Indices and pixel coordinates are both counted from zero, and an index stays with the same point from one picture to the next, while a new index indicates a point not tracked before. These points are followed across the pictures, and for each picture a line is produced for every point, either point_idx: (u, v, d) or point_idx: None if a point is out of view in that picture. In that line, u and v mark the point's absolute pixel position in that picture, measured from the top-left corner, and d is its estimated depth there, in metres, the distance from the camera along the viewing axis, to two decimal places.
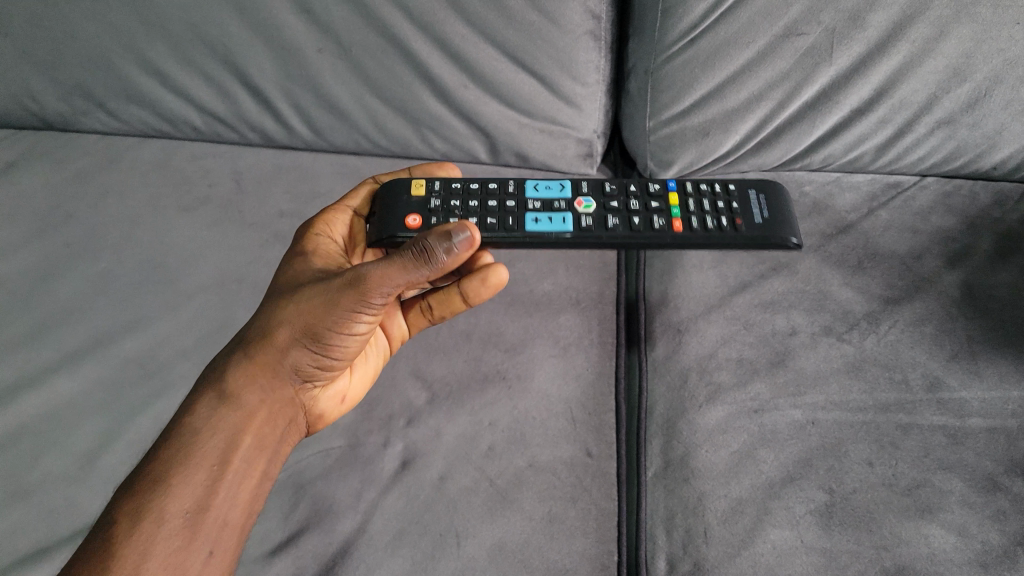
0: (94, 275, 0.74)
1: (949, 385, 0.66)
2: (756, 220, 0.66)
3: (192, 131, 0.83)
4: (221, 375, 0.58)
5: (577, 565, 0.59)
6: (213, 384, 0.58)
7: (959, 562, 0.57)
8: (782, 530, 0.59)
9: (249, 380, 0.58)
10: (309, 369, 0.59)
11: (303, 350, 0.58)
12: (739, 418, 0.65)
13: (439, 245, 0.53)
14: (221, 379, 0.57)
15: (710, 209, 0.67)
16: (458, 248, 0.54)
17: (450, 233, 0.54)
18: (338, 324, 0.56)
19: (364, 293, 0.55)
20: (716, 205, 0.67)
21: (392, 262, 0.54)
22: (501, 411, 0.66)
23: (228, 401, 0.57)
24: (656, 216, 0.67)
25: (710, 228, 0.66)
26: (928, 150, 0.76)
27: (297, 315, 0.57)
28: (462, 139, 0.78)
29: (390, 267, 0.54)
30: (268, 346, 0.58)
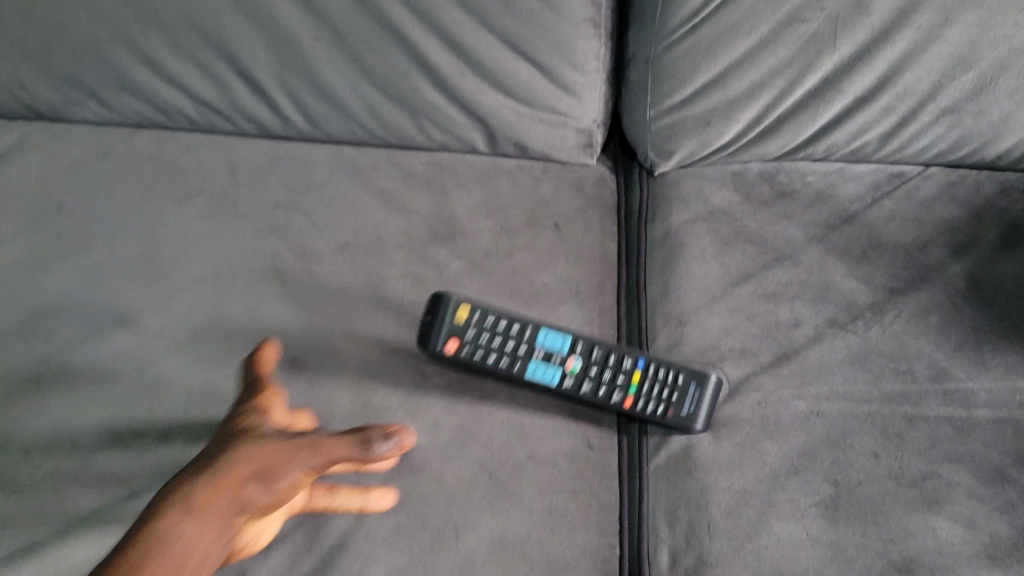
0: (86, 266, 0.73)
1: (955, 376, 0.65)
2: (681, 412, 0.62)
3: (186, 122, 0.82)
4: (176, 491, 0.48)
5: (577, 560, 0.58)
6: (170, 500, 0.47)
7: (967, 555, 0.57)
8: (787, 522, 0.59)
9: (206, 505, 0.47)
10: (256, 512, 0.49)
11: (261, 493, 0.48)
12: (743, 410, 0.64)
13: (382, 439, 0.49)
14: (181, 494, 0.47)
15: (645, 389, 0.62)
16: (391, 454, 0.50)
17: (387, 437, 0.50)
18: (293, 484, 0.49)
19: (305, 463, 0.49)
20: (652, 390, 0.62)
21: (341, 438, 0.50)
22: (500, 404, 0.64)
23: (190, 511, 0.47)
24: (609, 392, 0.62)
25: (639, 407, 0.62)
26: (932, 139, 0.75)
27: (258, 454, 0.49)
28: (459, 128, 0.77)
29: (339, 439, 0.49)
30: (226, 483, 0.48)
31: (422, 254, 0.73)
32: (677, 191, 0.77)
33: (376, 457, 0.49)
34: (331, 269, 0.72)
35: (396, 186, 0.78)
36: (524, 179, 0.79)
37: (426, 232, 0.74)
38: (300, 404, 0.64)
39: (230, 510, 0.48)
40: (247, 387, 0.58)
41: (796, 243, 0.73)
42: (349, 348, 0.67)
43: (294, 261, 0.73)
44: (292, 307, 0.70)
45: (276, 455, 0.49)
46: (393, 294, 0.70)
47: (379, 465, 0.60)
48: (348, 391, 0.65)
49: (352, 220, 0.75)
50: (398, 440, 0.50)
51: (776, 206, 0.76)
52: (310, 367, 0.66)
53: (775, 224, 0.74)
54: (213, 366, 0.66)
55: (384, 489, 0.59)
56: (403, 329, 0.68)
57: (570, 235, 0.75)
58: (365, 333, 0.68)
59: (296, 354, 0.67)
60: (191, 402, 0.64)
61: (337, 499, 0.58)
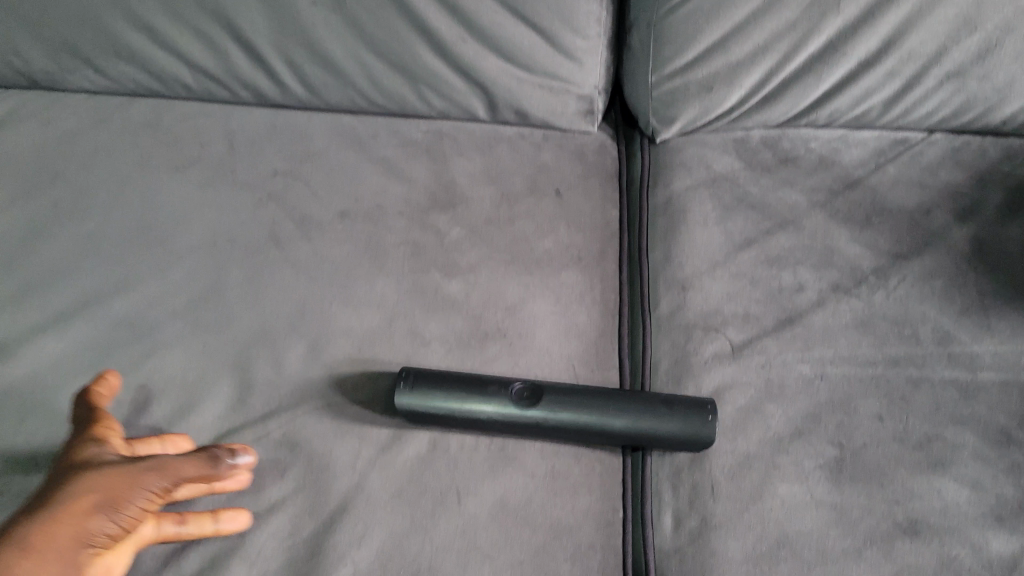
0: (83, 234, 0.72)
1: (961, 340, 0.65)
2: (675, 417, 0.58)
3: (182, 90, 0.81)
4: (10, 534, 0.48)
5: (581, 523, 0.57)
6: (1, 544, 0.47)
7: (974, 516, 0.56)
8: (791, 484, 0.58)
9: (46, 540, 0.48)
10: (105, 540, 0.50)
11: (106, 519, 0.50)
12: (746, 373, 0.63)
13: (230, 456, 0.53)
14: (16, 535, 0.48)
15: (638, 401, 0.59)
16: (238, 467, 0.53)
17: (231, 452, 0.53)
18: (140, 505, 0.51)
19: (156, 480, 0.50)
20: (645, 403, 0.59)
21: (187, 457, 0.52)
22: (503, 367, 0.64)
23: (25, 553, 0.47)
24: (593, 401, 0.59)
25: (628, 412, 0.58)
26: (937, 105, 0.74)
27: (104, 482, 0.50)
28: (459, 95, 0.77)
29: (186, 460, 0.51)
30: (69, 517, 0.49)
31: (422, 221, 0.73)
32: (678, 159, 0.77)
33: (224, 472, 0.52)
34: (330, 236, 0.72)
35: (396, 154, 0.78)
36: (524, 147, 0.79)
37: (426, 199, 0.74)
38: (299, 369, 0.64)
39: (75, 542, 0.49)
40: (83, 417, 0.56)
41: (799, 209, 0.73)
42: (347, 314, 0.67)
43: (292, 228, 0.72)
44: (292, 275, 0.69)
45: (120, 479, 0.50)
46: (393, 262, 0.70)
47: (233, 483, 0.57)
48: (348, 354, 0.65)
49: (351, 188, 0.75)
50: (247, 456, 0.54)
51: (779, 172, 0.75)
52: (309, 333, 0.66)
53: (778, 190, 0.74)
54: (212, 332, 0.66)
55: (237, 511, 0.56)
56: (403, 296, 0.68)
57: (571, 202, 0.74)
58: (364, 301, 0.68)
59: (294, 321, 0.66)
60: (190, 365, 0.64)
61: (185, 527, 0.55)
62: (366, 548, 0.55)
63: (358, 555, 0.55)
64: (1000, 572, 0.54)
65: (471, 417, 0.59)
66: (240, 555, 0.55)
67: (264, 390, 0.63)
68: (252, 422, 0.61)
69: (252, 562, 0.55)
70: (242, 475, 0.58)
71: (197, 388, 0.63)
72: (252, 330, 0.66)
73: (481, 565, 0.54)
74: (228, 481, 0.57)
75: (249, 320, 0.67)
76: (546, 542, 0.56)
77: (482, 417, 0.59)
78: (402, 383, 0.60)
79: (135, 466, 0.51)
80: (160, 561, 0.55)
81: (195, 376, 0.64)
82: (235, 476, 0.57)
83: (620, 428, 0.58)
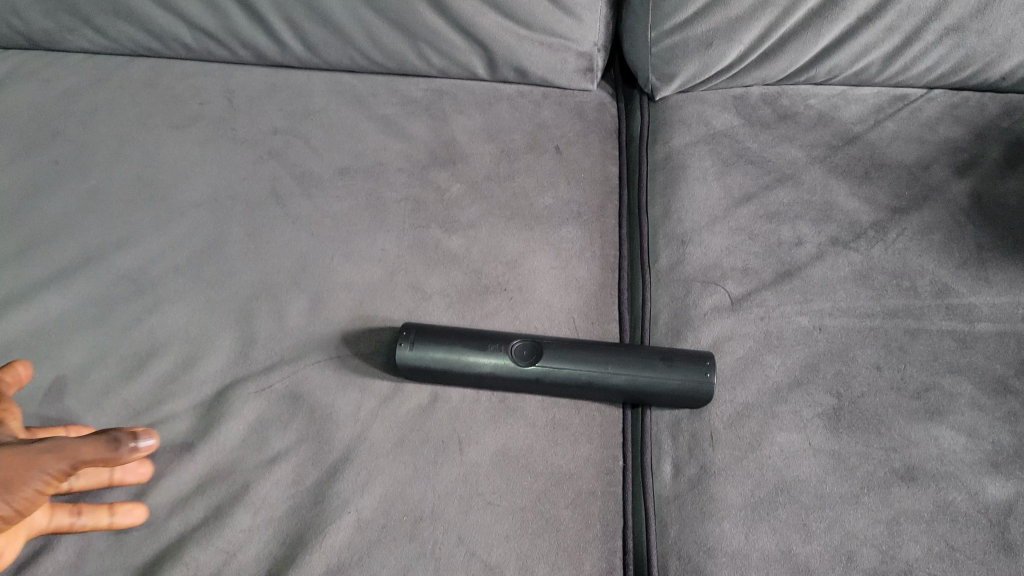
0: (85, 191, 0.73)
1: (958, 292, 0.65)
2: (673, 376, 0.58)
3: (182, 49, 0.83)
4: None
5: (582, 470, 0.57)
6: None
7: (970, 463, 0.56)
8: (789, 433, 0.58)
9: None
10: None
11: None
12: (745, 325, 0.64)
13: (131, 438, 0.49)
14: None
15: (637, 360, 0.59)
16: (140, 452, 0.50)
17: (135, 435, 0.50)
18: (36, 488, 0.48)
19: (53, 462, 0.48)
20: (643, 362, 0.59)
21: (87, 438, 0.49)
22: (502, 321, 0.64)
23: None
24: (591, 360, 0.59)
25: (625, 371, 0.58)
26: (936, 60, 0.75)
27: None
28: (458, 51, 0.79)
29: (87, 440, 0.48)
30: None
31: (423, 176, 0.74)
32: (678, 115, 0.78)
33: (125, 455, 0.49)
34: (331, 192, 0.73)
35: (396, 112, 0.80)
36: (523, 104, 0.80)
37: (425, 156, 0.76)
38: (301, 323, 0.64)
39: None
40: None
41: (798, 163, 0.74)
42: (349, 269, 0.68)
43: (293, 184, 0.73)
44: (294, 231, 0.70)
45: (16, 459, 0.48)
46: (395, 218, 0.71)
47: (132, 476, 0.55)
48: (350, 308, 0.65)
49: (352, 145, 0.77)
50: (149, 440, 0.50)
51: (778, 128, 0.76)
52: (311, 288, 0.66)
53: (777, 145, 0.75)
54: (213, 287, 0.66)
55: (133, 504, 0.54)
56: (405, 251, 0.69)
57: (571, 157, 0.76)
58: (366, 255, 0.68)
59: (296, 276, 0.67)
60: (193, 321, 0.64)
61: (79, 518, 0.52)
62: (368, 496, 0.55)
63: (360, 502, 0.55)
64: (996, 517, 0.54)
65: (473, 372, 0.59)
66: (244, 503, 0.55)
67: (266, 343, 0.63)
68: (255, 373, 0.62)
69: (257, 510, 0.55)
70: (143, 467, 0.56)
71: (200, 342, 0.63)
72: (253, 285, 0.66)
73: (483, 510, 0.55)
74: (126, 472, 0.55)
75: (251, 275, 0.67)
76: (547, 488, 0.56)
77: (484, 371, 0.59)
78: (403, 339, 0.60)
79: (34, 445, 0.48)
80: (164, 510, 0.55)
81: (196, 330, 0.64)
82: (135, 469, 0.55)
83: (620, 382, 0.58)
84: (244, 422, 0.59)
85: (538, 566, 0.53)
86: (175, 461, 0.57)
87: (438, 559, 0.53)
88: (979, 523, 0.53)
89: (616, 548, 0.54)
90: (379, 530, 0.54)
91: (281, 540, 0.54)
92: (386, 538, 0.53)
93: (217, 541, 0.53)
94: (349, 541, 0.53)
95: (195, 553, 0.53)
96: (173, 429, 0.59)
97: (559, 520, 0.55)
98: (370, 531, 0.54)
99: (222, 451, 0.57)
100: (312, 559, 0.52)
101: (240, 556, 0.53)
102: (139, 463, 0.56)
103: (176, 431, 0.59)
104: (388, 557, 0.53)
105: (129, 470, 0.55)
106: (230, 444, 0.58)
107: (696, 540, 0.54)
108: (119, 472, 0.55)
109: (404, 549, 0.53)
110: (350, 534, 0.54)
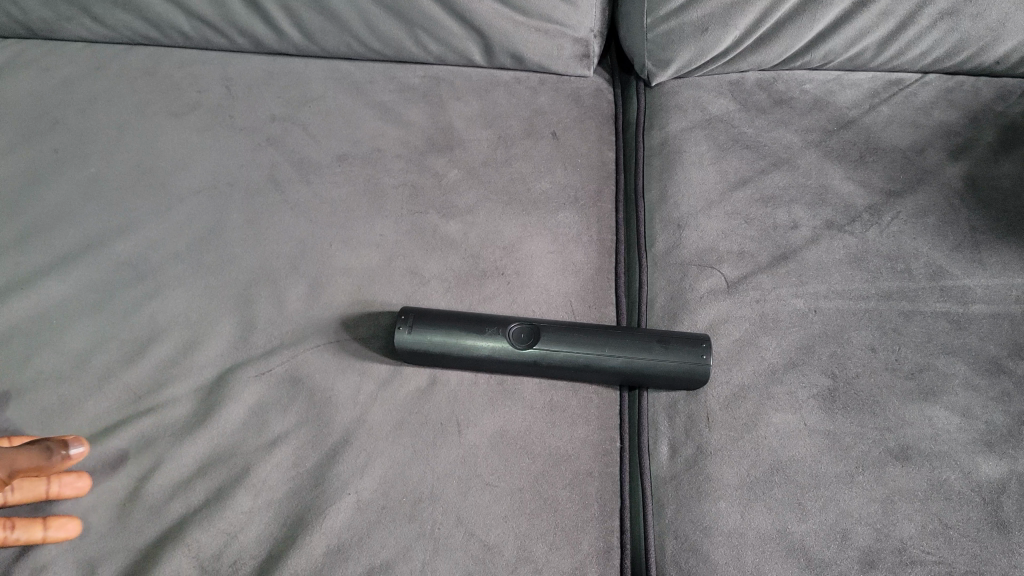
0: (84, 179, 0.73)
1: (952, 274, 0.65)
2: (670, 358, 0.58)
3: (180, 38, 0.84)
4: None
5: (580, 451, 0.58)
6: None
7: (964, 442, 0.57)
8: (785, 413, 0.59)
9: None
10: None
11: None
12: (742, 307, 0.64)
13: (61, 446, 0.53)
14: None
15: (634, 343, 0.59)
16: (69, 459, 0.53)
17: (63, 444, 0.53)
18: None
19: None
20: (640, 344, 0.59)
21: (24, 449, 0.51)
22: (500, 305, 0.65)
23: None
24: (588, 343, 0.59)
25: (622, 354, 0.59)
26: (930, 45, 0.76)
27: None
28: (455, 38, 0.79)
29: (25, 450, 0.51)
30: None
31: (421, 162, 0.75)
32: (674, 101, 0.79)
33: (56, 464, 0.52)
34: (329, 178, 0.73)
35: (393, 99, 0.80)
36: (520, 90, 0.81)
37: (423, 142, 0.76)
38: (300, 308, 0.65)
39: None
40: None
41: (794, 148, 0.74)
42: (347, 254, 0.68)
43: (291, 171, 0.74)
44: (292, 217, 0.70)
45: None
46: (393, 204, 0.71)
47: (70, 489, 0.54)
48: (348, 293, 0.66)
49: (350, 131, 0.77)
50: (78, 448, 0.54)
51: (773, 113, 0.77)
52: (310, 273, 0.67)
53: (773, 129, 0.76)
54: (213, 273, 0.67)
55: (68, 519, 0.53)
56: (403, 236, 0.69)
57: (568, 142, 0.77)
58: (364, 241, 0.69)
59: (295, 262, 0.67)
60: (193, 307, 0.65)
61: (14, 531, 0.51)
62: (369, 478, 0.56)
63: (360, 484, 0.56)
64: (989, 495, 0.54)
65: (471, 355, 0.60)
66: (245, 485, 0.55)
67: (266, 329, 0.64)
68: (255, 358, 0.62)
69: (258, 491, 0.55)
70: (82, 479, 0.55)
71: (200, 328, 0.64)
72: (252, 271, 0.67)
73: (482, 491, 0.55)
74: (65, 485, 0.54)
75: (250, 261, 0.68)
76: (545, 469, 0.57)
77: (481, 354, 0.60)
78: (402, 324, 0.61)
79: None
80: (166, 493, 0.55)
81: (196, 316, 0.64)
82: (73, 482, 0.54)
83: (616, 365, 0.59)
84: (244, 405, 0.59)
85: (537, 545, 0.53)
86: (176, 445, 0.57)
87: (437, 539, 0.53)
88: (973, 501, 0.54)
89: (613, 527, 0.55)
90: (379, 511, 0.54)
91: (282, 522, 0.54)
92: (386, 519, 0.54)
93: (218, 523, 0.54)
94: (349, 522, 0.54)
95: (196, 534, 0.53)
96: (173, 412, 0.59)
97: (557, 501, 0.55)
98: (370, 512, 0.54)
99: (222, 434, 0.58)
100: (313, 540, 0.53)
101: (241, 537, 0.53)
102: (77, 476, 0.55)
103: (176, 415, 0.59)
104: (388, 537, 0.53)
105: (67, 483, 0.54)
106: (230, 427, 0.58)
107: (692, 520, 0.54)
108: (56, 485, 0.53)
109: (404, 529, 0.54)
110: (351, 515, 0.54)
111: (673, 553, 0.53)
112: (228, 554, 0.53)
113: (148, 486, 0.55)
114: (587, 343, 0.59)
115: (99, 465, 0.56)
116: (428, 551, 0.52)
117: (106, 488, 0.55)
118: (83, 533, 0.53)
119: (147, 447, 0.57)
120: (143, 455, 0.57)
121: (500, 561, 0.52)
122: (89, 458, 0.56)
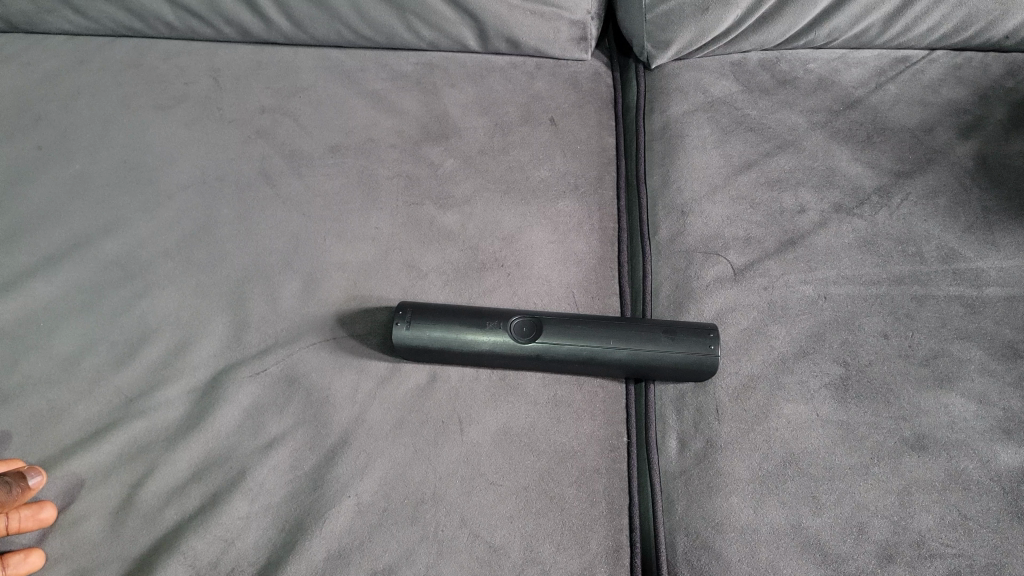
0: (70, 175, 0.71)
1: (965, 256, 0.63)
2: (676, 351, 0.56)
3: (164, 28, 0.82)
4: None
5: (584, 448, 0.56)
6: None
7: (982, 430, 0.55)
8: (797, 404, 0.57)
9: None
10: None
11: None
12: (749, 296, 0.62)
13: (18, 480, 0.50)
14: None
15: (640, 336, 0.57)
16: (25, 490, 0.51)
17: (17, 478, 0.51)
18: None
19: None
20: (646, 335, 0.57)
21: None
22: (500, 297, 0.63)
23: None
24: (591, 336, 0.57)
25: (626, 346, 0.57)
26: (938, 20, 0.74)
27: None
28: (449, 24, 0.78)
29: None
30: None
31: (416, 153, 0.72)
32: (676, 83, 0.77)
33: (16, 496, 0.50)
34: (323, 170, 0.71)
35: (385, 87, 0.78)
36: (516, 75, 0.79)
37: (418, 131, 0.74)
38: (294, 305, 0.63)
39: None
40: None
41: (799, 129, 0.72)
42: (342, 249, 0.66)
43: (282, 163, 0.72)
44: (285, 211, 0.68)
45: None
46: (389, 195, 0.69)
47: (31, 522, 0.51)
48: (344, 288, 0.64)
49: (341, 122, 0.75)
50: (36, 478, 0.52)
51: (777, 94, 0.75)
52: (302, 268, 0.65)
53: (777, 111, 0.74)
54: (204, 271, 0.65)
55: (30, 551, 0.50)
56: (399, 228, 0.67)
57: (565, 128, 0.75)
58: (359, 234, 0.67)
59: (289, 257, 0.66)
60: (184, 306, 0.63)
61: None
62: (368, 479, 0.54)
63: (360, 486, 0.54)
64: (1009, 484, 0.52)
65: (473, 349, 0.58)
66: (242, 490, 0.54)
67: (260, 327, 0.62)
68: (249, 357, 0.60)
69: (255, 496, 0.53)
70: (43, 512, 0.51)
71: (191, 328, 0.62)
72: (244, 268, 0.65)
73: (486, 491, 0.54)
74: (25, 519, 0.50)
75: (241, 258, 0.66)
76: (550, 467, 0.55)
77: (483, 349, 0.58)
78: (399, 319, 0.59)
79: None
80: (161, 500, 0.53)
81: (187, 315, 0.62)
82: (35, 514, 0.51)
83: (621, 357, 0.57)
84: (239, 407, 0.57)
85: (544, 546, 0.51)
86: (169, 451, 0.55)
87: (440, 542, 0.51)
88: (993, 491, 0.52)
89: (622, 526, 0.53)
90: (381, 513, 0.53)
91: (280, 527, 0.52)
92: (387, 522, 0.52)
93: (214, 529, 0.52)
94: (350, 525, 0.52)
95: (191, 542, 0.51)
96: (165, 417, 0.57)
97: (564, 499, 0.53)
98: (371, 515, 0.53)
99: (217, 437, 0.56)
100: (312, 545, 0.51)
101: (238, 544, 0.52)
102: (39, 507, 0.51)
103: (169, 418, 0.57)
104: (390, 540, 0.51)
105: (28, 518, 0.50)
106: (224, 430, 0.56)
107: (703, 516, 0.53)
108: (14, 521, 0.50)
109: (405, 532, 0.52)
110: (350, 518, 0.52)
111: (685, 551, 0.51)
112: (225, 561, 0.51)
113: (142, 493, 0.54)
114: (589, 337, 0.57)
115: (92, 471, 0.54)
116: (431, 555, 0.51)
117: (98, 496, 0.54)
118: (77, 544, 0.52)
119: (140, 453, 0.55)
120: (135, 461, 0.55)
121: (505, 563, 0.51)
122: (80, 465, 0.55)
